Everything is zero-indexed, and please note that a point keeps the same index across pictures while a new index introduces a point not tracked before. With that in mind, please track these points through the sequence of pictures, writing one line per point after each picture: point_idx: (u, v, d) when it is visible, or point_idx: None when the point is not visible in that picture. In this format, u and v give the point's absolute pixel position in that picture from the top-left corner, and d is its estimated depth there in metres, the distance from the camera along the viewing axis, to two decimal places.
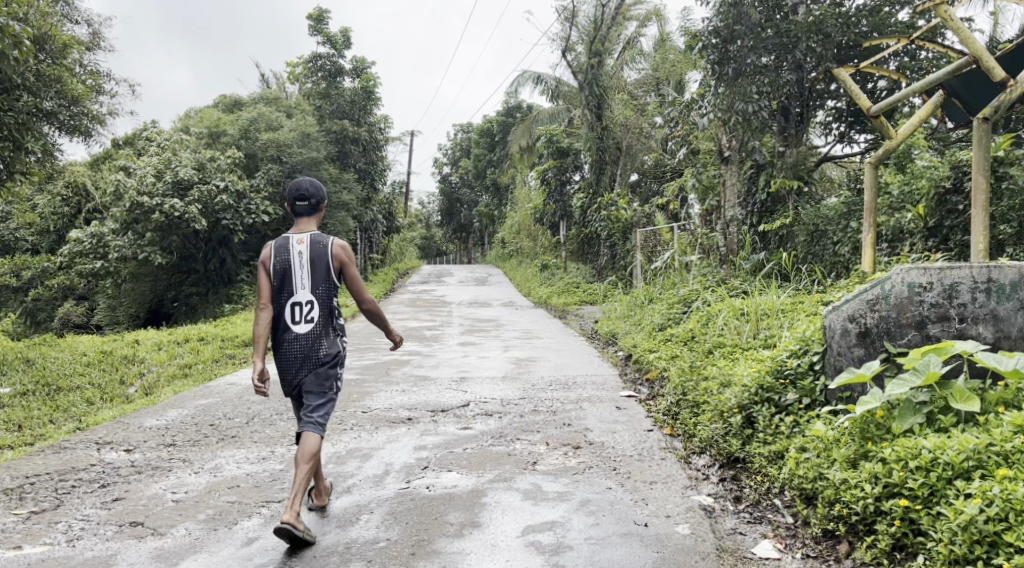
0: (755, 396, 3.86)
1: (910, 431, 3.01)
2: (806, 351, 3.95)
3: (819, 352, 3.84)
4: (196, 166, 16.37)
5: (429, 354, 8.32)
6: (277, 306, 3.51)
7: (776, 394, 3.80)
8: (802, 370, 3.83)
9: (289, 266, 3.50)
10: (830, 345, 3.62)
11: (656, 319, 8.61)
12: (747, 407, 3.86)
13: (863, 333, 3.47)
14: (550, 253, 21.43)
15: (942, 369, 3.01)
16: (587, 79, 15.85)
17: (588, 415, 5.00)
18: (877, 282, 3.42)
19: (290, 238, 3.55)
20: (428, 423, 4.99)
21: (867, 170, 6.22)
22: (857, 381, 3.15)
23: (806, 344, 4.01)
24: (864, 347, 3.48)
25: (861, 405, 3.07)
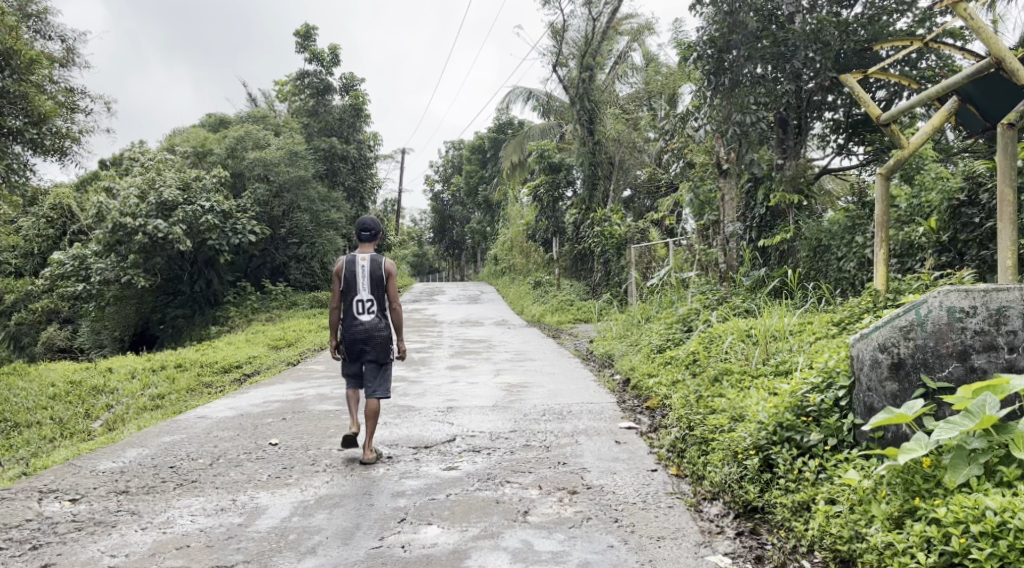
0: (773, 435, 3.49)
1: (965, 485, 2.70)
2: (828, 382, 3.58)
3: (845, 385, 3.46)
4: (180, 185, 15.94)
5: (416, 381, 7.87)
6: (345, 304, 4.83)
7: (797, 434, 3.43)
8: (825, 406, 3.46)
9: (354, 275, 4.83)
10: (860, 378, 3.26)
11: (654, 339, 8.22)
12: (764, 448, 3.50)
13: (895, 366, 3.10)
14: (543, 269, 21.04)
15: (1002, 412, 2.66)
16: (578, 94, 15.50)
17: (585, 450, 4.58)
18: (912, 306, 3.05)
19: (356, 256, 4.91)
20: (409, 463, 4.56)
21: (877, 181, 5.85)
22: (899, 421, 2.81)
23: (829, 377, 3.62)
24: (898, 381, 3.10)
25: (907, 453, 2.73)
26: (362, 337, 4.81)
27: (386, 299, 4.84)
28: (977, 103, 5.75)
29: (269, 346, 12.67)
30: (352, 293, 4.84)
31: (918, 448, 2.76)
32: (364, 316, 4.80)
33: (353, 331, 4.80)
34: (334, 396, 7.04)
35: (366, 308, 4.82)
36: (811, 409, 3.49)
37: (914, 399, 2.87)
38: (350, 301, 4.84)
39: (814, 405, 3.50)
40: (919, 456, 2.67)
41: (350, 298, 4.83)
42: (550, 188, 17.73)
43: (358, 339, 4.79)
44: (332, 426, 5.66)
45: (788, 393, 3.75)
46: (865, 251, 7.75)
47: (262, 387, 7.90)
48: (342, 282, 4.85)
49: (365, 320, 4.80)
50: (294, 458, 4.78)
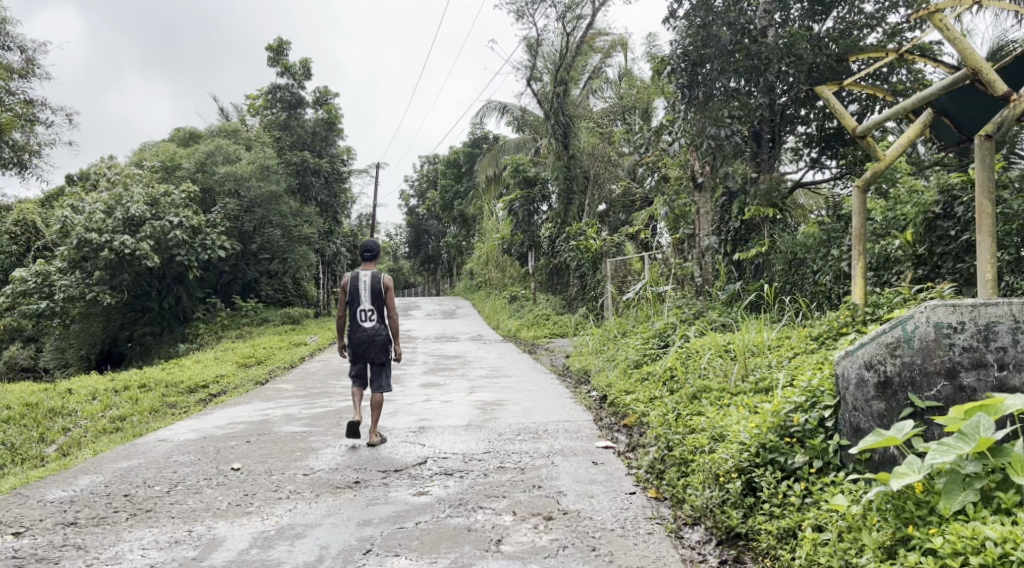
0: (755, 458, 3.36)
1: (961, 512, 2.60)
2: (811, 401, 3.45)
3: (829, 404, 3.33)
4: (147, 200, 15.56)
5: (388, 400, 7.65)
6: (351, 313, 5.51)
7: (781, 456, 3.30)
8: (810, 426, 3.33)
9: (358, 289, 5.51)
10: (845, 398, 3.17)
11: (630, 354, 8.09)
12: (747, 470, 3.36)
13: (882, 384, 3.02)
14: (519, 283, 20.89)
15: (999, 435, 2.57)
16: (552, 108, 15.35)
17: (561, 472, 4.42)
18: (899, 321, 2.97)
19: (358, 274, 5.58)
20: (378, 488, 4.36)
21: (855, 194, 5.84)
22: (889, 443, 2.72)
23: (813, 396, 3.48)
24: (886, 401, 3.02)
25: (900, 478, 2.64)
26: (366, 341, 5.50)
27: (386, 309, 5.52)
28: (951, 115, 5.76)
29: (238, 364, 12.36)
30: (357, 303, 5.52)
31: (910, 473, 2.66)
32: (367, 323, 5.49)
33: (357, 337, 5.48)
34: (303, 417, 6.80)
35: (369, 316, 5.50)
36: (794, 429, 3.36)
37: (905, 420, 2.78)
38: (354, 310, 5.52)
39: (798, 425, 3.37)
40: (913, 481, 2.58)
41: (355, 308, 5.51)
42: (525, 202, 17.57)
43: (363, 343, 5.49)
44: (298, 449, 5.43)
45: (771, 411, 3.61)
46: (841, 264, 7.69)
47: (228, 408, 7.63)
48: (347, 296, 5.52)
49: (369, 326, 5.48)
50: (256, 484, 4.55)
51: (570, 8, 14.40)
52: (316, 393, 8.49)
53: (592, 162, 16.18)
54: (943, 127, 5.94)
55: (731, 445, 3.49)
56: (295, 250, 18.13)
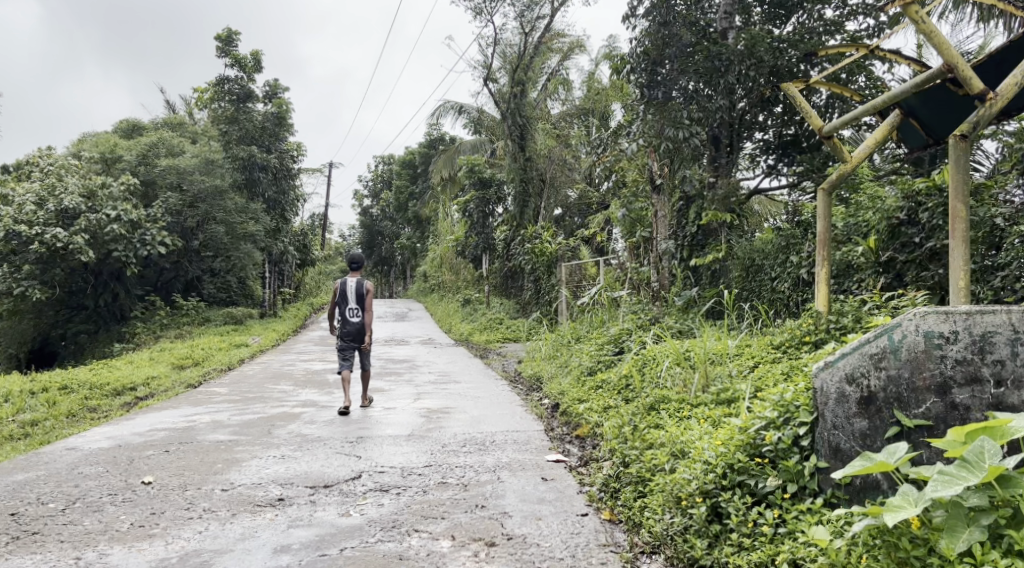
0: (722, 480, 3.07)
1: (969, 554, 2.33)
2: (784, 415, 3.15)
3: (806, 421, 3.03)
4: (83, 192, 14.66)
5: (326, 407, 7.16)
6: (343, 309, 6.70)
7: (751, 480, 3.02)
8: (783, 445, 3.03)
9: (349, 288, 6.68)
10: (823, 414, 2.92)
11: (584, 361, 7.74)
12: (712, 493, 3.06)
13: (865, 400, 2.81)
14: (472, 287, 20.49)
15: (1009, 463, 2.34)
16: (509, 108, 15.00)
17: (509, 489, 4.04)
18: (885, 330, 2.77)
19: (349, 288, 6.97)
20: (304, 506, 3.92)
21: (819, 196, 5.68)
22: (881, 469, 2.49)
23: (786, 411, 3.18)
24: (868, 418, 2.81)
25: (895, 511, 2.40)
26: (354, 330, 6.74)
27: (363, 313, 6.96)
28: (920, 118, 5.59)
29: (172, 365, 11.67)
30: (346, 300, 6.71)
31: (907, 505, 2.42)
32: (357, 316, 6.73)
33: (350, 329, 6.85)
34: (232, 424, 6.27)
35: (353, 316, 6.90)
36: (766, 449, 3.06)
37: (898, 443, 2.56)
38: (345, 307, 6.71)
39: (771, 444, 3.07)
40: (911, 515, 2.34)
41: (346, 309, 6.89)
42: (480, 204, 17.14)
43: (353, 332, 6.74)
44: (220, 461, 4.92)
45: (740, 428, 3.32)
46: (800, 271, 7.48)
47: (152, 413, 7.04)
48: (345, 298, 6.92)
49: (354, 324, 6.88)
50: (166, 501, 4.04)
51: (530, 8, 14.14)
52: (251, 398, 7.94)
53: (549, 165, 15.90)
54: (910, 129, 5.79)
55: (696, 465, 3.19)
56: (239, 248, 17.34)
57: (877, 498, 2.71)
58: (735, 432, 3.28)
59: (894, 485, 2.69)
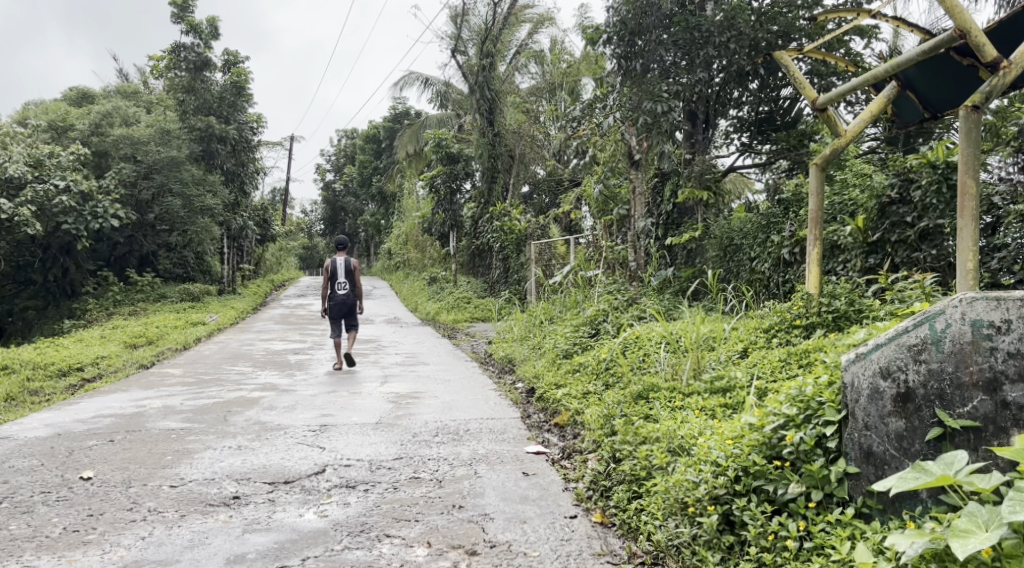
0: (735, 485, 2.89)
1: None
2: (805, 412, 2.97)
3: (831, 420, 2.85)
4: (29, 160, 13.79)
5: (286, 391, 6.72)
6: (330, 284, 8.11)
7: (769, 486, 2.84)
8: (806, 447, 2.85)
9: (336, 266, 8.01)
10: (854, 411, 2.77)
11: (559, 344, 7.41)
12: (723, 500, 2.88)
13: (901, 398, 2.66)
14: (439, 265, 20.06)
15: None
16: (477, 82, 14.49)
17: (489, 484, 3.72)
18: (926, 319, 2.64)
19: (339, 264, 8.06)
20: (262, 506, 3.51)
21: (812, 172, 5.52)
22: (941, 483, 2.36)
23: (807, 408, 2.98)
24: (905, 418, 2.66)
25: (965, 536, 2.24)
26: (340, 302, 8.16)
27: (352, 284, 8.09)
28: (918, 90, 5.36)
29: (125, 344, 11.06)
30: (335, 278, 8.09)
31: (975, 529, 2.27)
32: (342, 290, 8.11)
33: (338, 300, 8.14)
34: (184, 410, 5.78)
35: (343, 287, 8.09)
36: (787, 451, 2.87)
37: (956, 453, 2.43)
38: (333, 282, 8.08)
39: (791, 445, 2.88)
40: (986, 542, 2.19)
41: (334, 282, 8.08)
42: (447, 179, 16.52)
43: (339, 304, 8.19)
44: (170, 452, 4.42)
45: (753, 425, 3.12)
46: (781, 250, 7.21)
47: (97, 396, 6.49)
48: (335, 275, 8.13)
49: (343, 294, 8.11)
50: (106, 499, 3.55)
51: None
52: (206, 380, 7.44)
53: (518, 141, 15.44)
54: (907, 102, 5.57)
55: (704, 467, 2.99)
56: (196, 222, 16.53)
57: (915, 508, 2.57)
58: (748, 430, 3.08)
59: (935, 496, 2.54)
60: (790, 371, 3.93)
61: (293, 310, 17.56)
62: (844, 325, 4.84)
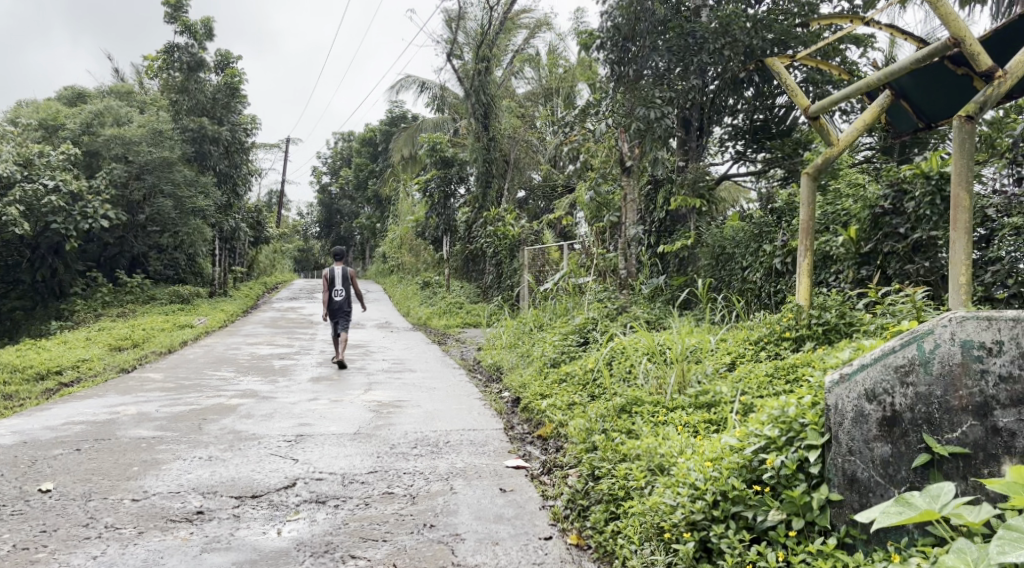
0: (713, 510, 2.76)
1: None
2: (788, 434, 2.81)
3: (814, 444, 2.70)
4: (18, 159, 13.63)
5: (267, 398, 6.57)
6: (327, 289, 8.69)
7: (748, 512, 2.72)
8: (787, 472, 2.71)
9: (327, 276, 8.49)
10: (837, 434, 2.65)
11: (547, 352, 7.28)
12: (701, 526, 2.76)
13: (887, 421, 2.57)
14: (433, 269, 19.93)
15: None
16: (473, 86, 14.40)
17: (462, 501, 3.59)
18: (914, 339, 2.55)
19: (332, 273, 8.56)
20: (225, 522, 3.39)
21: (804, 182, 5.43)
22: (926, 517, 2.27)
23: (790, 429, 2.83)
24: (891, 442, 2.57)
25: None
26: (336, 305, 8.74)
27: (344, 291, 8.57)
28: (911, 100, 5.27)
29: (109, 347, 10.90)
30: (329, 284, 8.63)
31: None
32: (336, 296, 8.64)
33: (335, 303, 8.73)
34: (159, 417, 5.63)
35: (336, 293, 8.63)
36: (768, 475, 2.73)
37: (943, 486, 2.35)
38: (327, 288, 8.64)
39: (772, 469, 2.74)
40: None
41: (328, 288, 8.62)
42: (441, 183, 16.36)
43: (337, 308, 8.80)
44: (137, 462, 4.26)
45: (733, 446, 2.97)
46: (773, 260, 7.11)
47: (72, 401, 6.33)
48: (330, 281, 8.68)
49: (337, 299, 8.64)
50: (63, 514, 3.41)
51: None
52: (186, 386, 7.28)
53: (513, 146, 15.31)
54: (901, 111, 5.47)
55: (682, 490, 2.86)
56: (187, 223, 16.31)
57: (900, 539, 2.49)
58: (728, 451, 2.93)
59: (922, 526, 2.47)
60: (776, 387, 3.81)
61: (283, 313, 17.41)
62: (834, 339, 4.73)
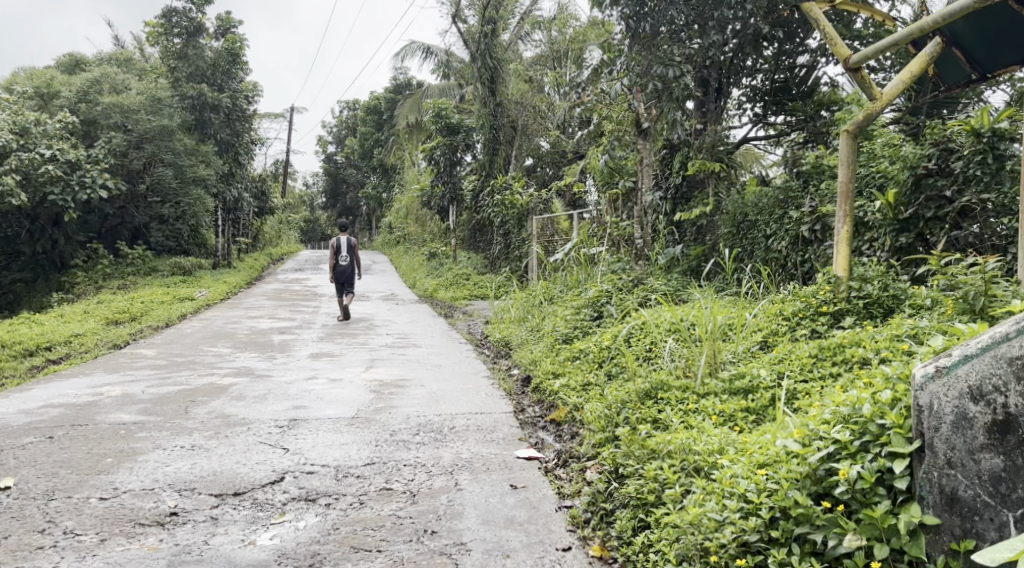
0: (770, 531, 2.47)
1: None
2: (861, 438, 2.52)
3: (899, 453, 2.41)
4: (13, 127, 13.13)
5: (262, 377, 6.17)
6: (334, 258, 10.02)
7: (814, 534, 2.40)
8: (864, 485, 2.40)
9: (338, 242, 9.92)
10: (933, 443, 2.34)
11: (558, 327, 6.85)
12: (757, 548, 2.46)
13: (998, 426, 2.23)
14: (439, 240, 19.45)
15: None
16: (479, 49, 13.75)
17: (473, 499, 3.21)
18: None
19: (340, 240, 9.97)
20: (199, 525, 2.99)
21: (842, 141, 4.95)
22: None
23: (862, 433, 2.53)
24: (1001, 452, 2.23)
25: None
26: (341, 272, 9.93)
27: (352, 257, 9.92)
28: (964, 48, 4.80)
29: (106, 321, 10.54)
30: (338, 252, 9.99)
31: None
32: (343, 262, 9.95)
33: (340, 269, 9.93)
34: (143, 399, 5.23)
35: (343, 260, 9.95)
36: (841, 491, 2.42)
37: None
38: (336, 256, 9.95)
39: (846, 483, 2.42)
40: None
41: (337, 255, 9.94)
42: (448, 151, 15.81)
43: (343, 273, 9.92)
44: (111, 453, 3.85)
45: (792, 450, 2.65)
46: (801, 227, 6.61)
47: (54, 381, 5.92)
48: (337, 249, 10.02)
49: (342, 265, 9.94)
50: (19, 517, 3.02)
51: None
52: (177, 363, 6.89)
53: (521, 112, 14.74)
54: (952, 62, 5.03)
55: (730, 505, 2.56)
56: (188, 194, 16.02)
57: None
58: (786, 458, 2.62)
59: None
60: (823, 371, 3.48)
61: (287, 285, 17.02)
62: (876, 312, 4.40)
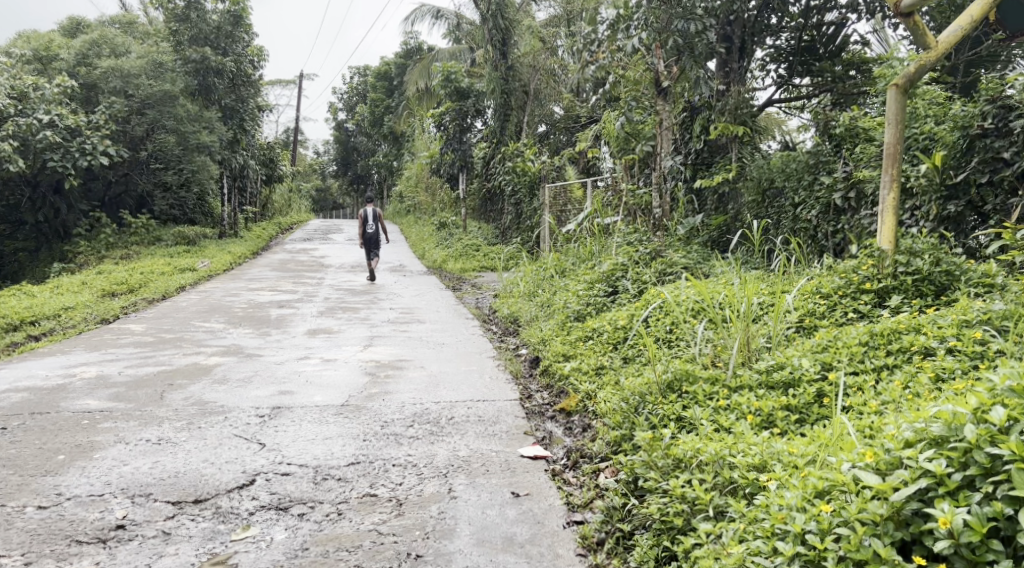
0: None
1: None
2: (962, 472, 2.07)
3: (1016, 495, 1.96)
4: (11, 91, 12.66)
5: (250, 356, 5.74)
6: (361, 226, 10.10)
7: None
8: (971, 536, 1.95)
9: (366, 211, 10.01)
10: None
11: (570, 304, 6.36)
12: None
13: None
14: (449, 210, 18.94)
15: None
16: (490, 9, 13.06)
17: (466, 512, 2.76)
18: None
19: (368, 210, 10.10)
20: (145, 542, 2.58)
21: (889, 96, 4.39)
22: None
23: (966, 468, 2.07)
24: None
25: None
26: (369, 238, 10.03)
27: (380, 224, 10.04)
28: None
29: (101, 293, 10.15)
30: (365, 222, 10.10)
31: None
32: (370, 229, 10.05)
33: (368, 236, 10.03)
34: (117, 382, 4.81)
35: (371, 227, 10.06)
36: (942, 544, 1.97)
37: None
38: (364, 225, 10.08)
39: (947, 534, 1.97)
40: None
41: (365, 223, 10.07)
42: (457, 116, 15.21)
43: (369, 238, 10.00)
44: (66, 448, 3.43)
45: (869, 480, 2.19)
46: (833, 196, 6.06)
47: (28, 360, 5.52)
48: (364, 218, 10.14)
49: (371, 231, 10.04)
50: None
51: None
52: (165, 340, 6.47)
53: (533, 75, 14.09)
54: None
55: (789, 550, 2.11)
56: (192, 160, 15.27)
57: None
58: (862, 491, 2.16)
59: None
60: (877, 361, 3.02)
61: (294, 255, 16.58)
62: (927, 290, 3.90)
